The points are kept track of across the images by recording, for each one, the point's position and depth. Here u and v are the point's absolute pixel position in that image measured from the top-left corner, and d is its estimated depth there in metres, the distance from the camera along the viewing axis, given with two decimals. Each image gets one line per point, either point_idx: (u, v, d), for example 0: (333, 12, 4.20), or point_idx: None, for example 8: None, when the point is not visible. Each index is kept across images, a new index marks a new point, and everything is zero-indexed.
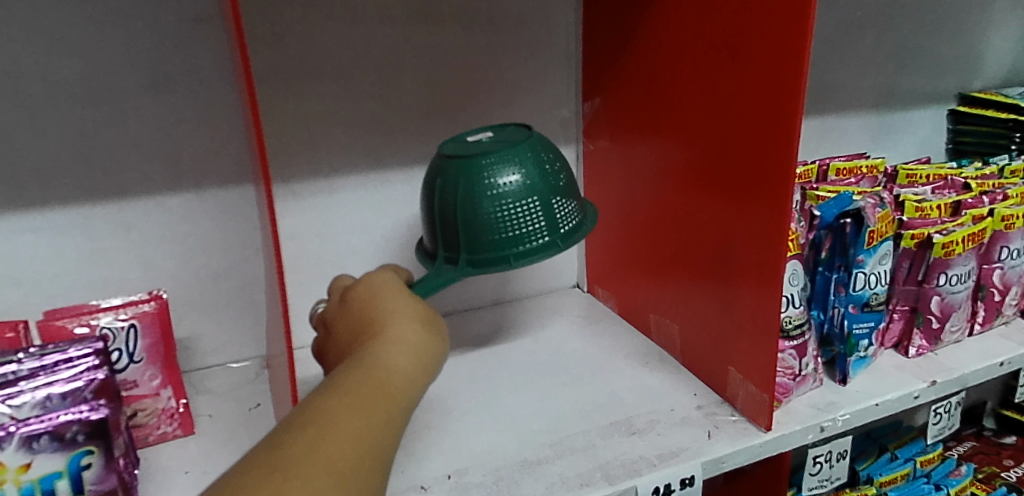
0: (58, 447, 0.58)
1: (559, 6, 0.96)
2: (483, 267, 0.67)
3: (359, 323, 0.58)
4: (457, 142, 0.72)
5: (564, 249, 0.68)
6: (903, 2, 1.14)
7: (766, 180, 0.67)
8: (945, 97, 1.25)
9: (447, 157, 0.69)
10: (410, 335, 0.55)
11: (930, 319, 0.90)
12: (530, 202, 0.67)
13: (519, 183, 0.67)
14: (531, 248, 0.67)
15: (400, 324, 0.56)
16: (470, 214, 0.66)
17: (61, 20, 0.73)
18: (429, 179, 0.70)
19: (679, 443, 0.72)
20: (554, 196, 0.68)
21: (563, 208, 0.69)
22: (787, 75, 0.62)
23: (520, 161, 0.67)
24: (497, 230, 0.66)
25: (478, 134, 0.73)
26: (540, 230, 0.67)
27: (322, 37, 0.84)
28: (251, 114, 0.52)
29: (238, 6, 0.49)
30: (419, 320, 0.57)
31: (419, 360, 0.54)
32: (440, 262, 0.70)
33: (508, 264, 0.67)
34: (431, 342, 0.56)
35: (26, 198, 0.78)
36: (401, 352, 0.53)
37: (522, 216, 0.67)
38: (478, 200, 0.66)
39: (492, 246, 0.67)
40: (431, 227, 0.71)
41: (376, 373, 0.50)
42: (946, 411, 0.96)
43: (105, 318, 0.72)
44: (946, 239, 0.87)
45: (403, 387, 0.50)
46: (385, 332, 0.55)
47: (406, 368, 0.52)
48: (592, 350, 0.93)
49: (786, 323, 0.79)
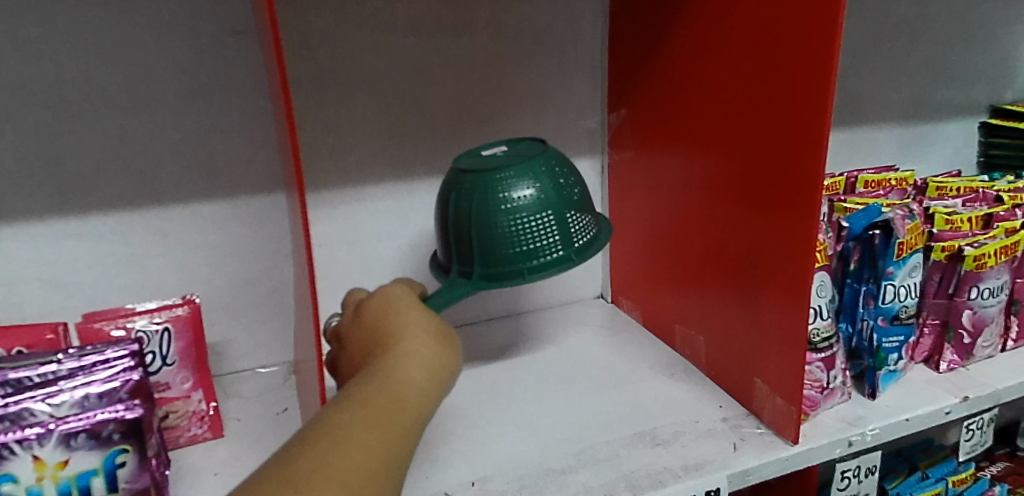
0: (94, 445, 0.59)
1: (586, 18, 0.97)
2: (499, 280, 0.68)
3: (372, 338, 0.59)
4: (471, 156, 0.73)
5: (578, 263, 0.68)
6: (933, 13, 1.13)
7: (793, 191, 0.67)
8: (976, 109, 1.23)
9: (461, 171, 0.69)
10: (424, 349, 0.56)
11: (961, 334, 0.88)
12: (545, 215, 0.67)
13: (534, 197, 0.67)
14: (546, 262, 0.67)
15: (413, 337, 0.57)
16: (485, 228, 0.67)
17: (106, 32, 0.76)
18: (444, 193, 0.71)
19: (704, 455, 0.71)
20: (568, 210, 0.69)
21: (578, 221, 0.69)
22: (814, 89, 0.62)
23: (535, 175, 0.68)
24: (513, 243, 0.67)
25: (493, 148, 0.74)
26: (554, 243, 0.68)
27: (352, 47, 0.86)
28: (286, 123, 0.53)
29: (275, 17, 0.51)
30: (432, 334, 0.58)
31: (432, 374, 0.55)
32: (455, 275, 0.71)
33: (523, 277, 0.67)
34: (444, 356, 0.57)
35: (68, 204, 0.80)
36: (414, 366, 0.54)
37: (537, 230, 0.67)
38: (493, 213, 0.67)
39: (508, 258, 0.67)
40: (445, 240, 0.72)
41: (390, 386, 0.51)
42: (978, 428, 0.94)
43: (140, 322, 0.74)
44: (978, 251, 0.85)
45: (417, 400, 0.51)
46: (398, 346, 0.56)
47: (420, 383, 0.53)
48: (616, 360, 0.93)
49: (814, 335, 0.78)
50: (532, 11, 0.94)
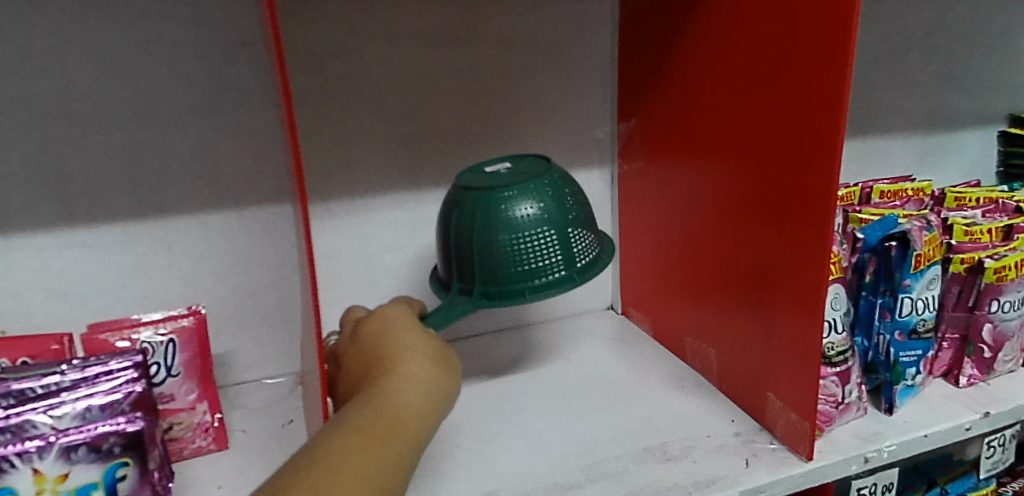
0: (95, 458, 0.59)
1: (595, 28, 0.96)
2: (499, 299, 0.67)
3: (371, 359, 0.61)
4: (475, 173, 0.72)
5: (581, 283, 0.67)
6: (950, 21, 1.11)
7: (807, 204, 0.66)
8: (994, 118, 1.20)
9: (464, 188, 0.69)
10: (421, 372, 0.58)
11: (981, 348, 0.86)
12: (548, 234, 0.66)
13: (537, 216, 0.66)
14: (548, 282, 0.67)
15: (411, 360, 0.58)
16: (488, 246, 0.66)
17: (115, 44, 0.76)
18: (446, 210, 0.71)
19: (715, 471, 0.69)
20: (571, 228, 0.68)
21: (580, 241, 0.69)
22: (827, 105, 0.61)
23: (540, 195, 0.67)
24: (514, 263, 0.66)
25: (497, 164, 0.73)
26: (556, 263, 0.67)
27: (360, 58, 0.85)
28: (289, 133, 0.53)
29: (276, 29, 0.51)
30: (430, 356, 0.60)
31: (430, 398, 0.56)
32: (455, 293, 0.70)
33: (524, 297, 0.67)
34: (442, 379, 0.59)
35: (76, 214, 0.81)
36: (412, 388, 0.55)
37: (539, 249, 0.66)
38: (495, 232, 0.66)
39: (509, 278, 0.67)
40: (446, 257, 0.71)
41: (388, 409, 0.52)
42: (999, 445, 0.91)
43: (145, 333, 0.74)
44: (998, 263, 0.83)
45: (415, 423, 0.53)
46: (396, 369, 0.57)
47: (418, 406, 0.54)
48: (626, 373, 0.91)
49: (828, 349, 0.76)
50: (541, 21, 0.93)
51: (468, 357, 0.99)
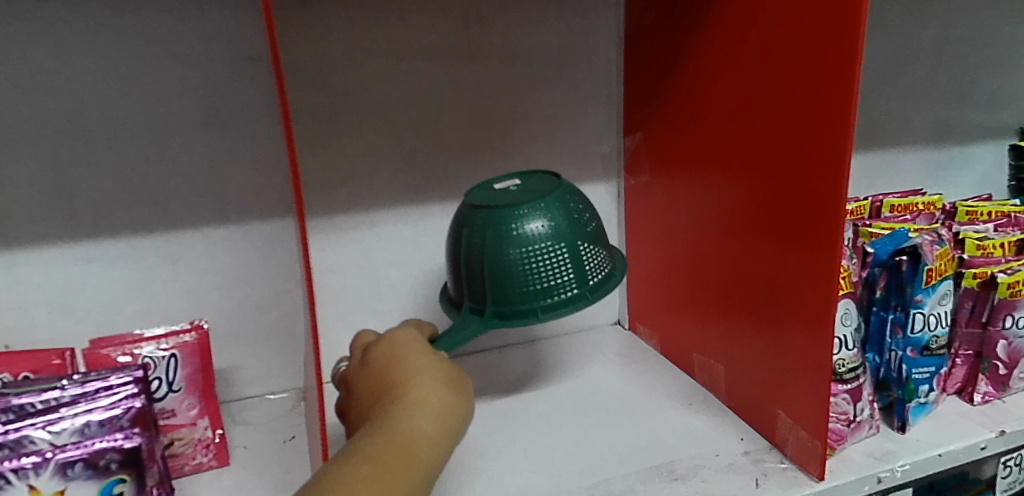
0: (91, 474, 0.58)
1: (601, 43, 0.96)
2: (510, 319, 0.66)
3: (381, 383, 0.60)
4: (484, 190, 0.71)
5: (593, 301, 0.67)
6: (960, 35, 1.10)
7: (814, 218, 0.65)
8: (1006, 132, 1.19)
9: (473, 206, 0.68)
10: (433, 397, 0.57)
11: (996, 365, 0.84)
12: (559, 251, 0.66)
13: (547, 232, 0.66)
14: (560, 301, 0.66)
15: (423, 384, 0.57)
16: (498, 265, 0.66)
17: (121, 60, 0.77)
18: (455, 228, 0.70)
19: (723, 491, 0.68)
20: (582, 243, 0.67)
21: (591, 257, 0.68)
22: (834, 118, 0.60)
23: (549, 211, 0.67)
24: (526, 282, 0.66)
25: (506, 180, 0.73)
26: (569, 281, 0.66)
27: (365, 74, 0.85)
28: (288, 150, 0.53)
29: (276, 48, 0.51)
30: (443, 381, 0.59)
31: (443, 423, 0.55)
32: (466, 312, 0.69)
33: (536, 316, 0.66)
34: (455, 403, 0.58)
35: (80, 230, 0.81)
36: (424, 415, 0.55)
37: (551, 267, 0.66)
38: (506, 250, 0.65)
39: (521, 297, 0.66)
40: (457, 276, 0.70)
41: (397, 438, 0.51)
42: (1016, 464, 0.87)
43: (147, 348, 0.73)
44: (1012, 278, 0.82)
45: (425, 452, 0.52)
46: (408, 395, 0.56)
47: (429, 434, 0.53)
48: (633, 389, 0.90)
49: (839, 365, 0.75)
50: (546, 37, 0.93)
51: (472, 374, 0.98)
